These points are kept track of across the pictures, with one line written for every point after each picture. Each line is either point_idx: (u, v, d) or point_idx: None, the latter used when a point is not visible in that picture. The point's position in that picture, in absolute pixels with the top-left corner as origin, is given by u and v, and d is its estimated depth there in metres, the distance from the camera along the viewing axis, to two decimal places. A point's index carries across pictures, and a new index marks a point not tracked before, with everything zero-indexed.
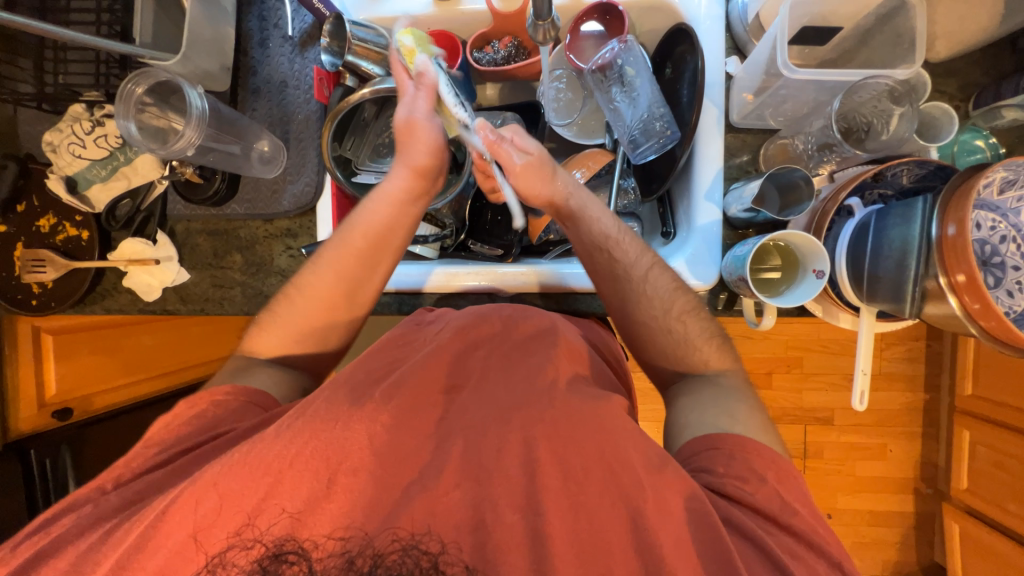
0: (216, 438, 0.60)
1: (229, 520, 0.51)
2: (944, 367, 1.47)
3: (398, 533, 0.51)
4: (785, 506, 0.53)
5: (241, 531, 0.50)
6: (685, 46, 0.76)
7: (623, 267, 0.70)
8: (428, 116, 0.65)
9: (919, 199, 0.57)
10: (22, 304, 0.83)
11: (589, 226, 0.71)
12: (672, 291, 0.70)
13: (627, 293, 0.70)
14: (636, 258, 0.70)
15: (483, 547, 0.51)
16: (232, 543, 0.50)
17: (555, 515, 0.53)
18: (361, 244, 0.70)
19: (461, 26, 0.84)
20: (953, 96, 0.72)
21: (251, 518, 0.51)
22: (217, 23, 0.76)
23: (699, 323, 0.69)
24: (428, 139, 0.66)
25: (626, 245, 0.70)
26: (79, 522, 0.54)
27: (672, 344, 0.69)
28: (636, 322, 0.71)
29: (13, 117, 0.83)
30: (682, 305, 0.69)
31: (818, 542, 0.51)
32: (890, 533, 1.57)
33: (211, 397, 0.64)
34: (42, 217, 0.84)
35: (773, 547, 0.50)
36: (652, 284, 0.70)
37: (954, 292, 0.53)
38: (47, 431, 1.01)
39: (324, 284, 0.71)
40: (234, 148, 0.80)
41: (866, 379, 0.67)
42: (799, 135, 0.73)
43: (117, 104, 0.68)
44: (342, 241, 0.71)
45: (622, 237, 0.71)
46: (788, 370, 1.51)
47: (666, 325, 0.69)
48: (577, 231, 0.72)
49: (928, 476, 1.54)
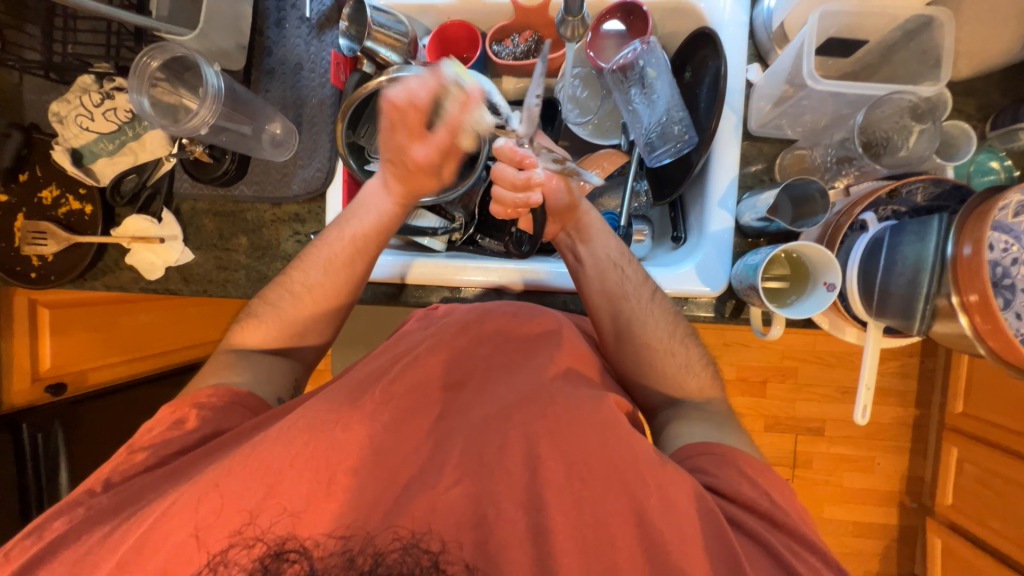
0: (219, 437, 0.60)
1: (230, 517, 0.50)
2: (936, 384, 1.48)
3: (399, 531, 0.51)
4: (785, 517, 0.54)
5: (242, 529, 0.50)
6: (708, 50, 0.76)
7: (626, 289, 0.72)
8: (424, 149, 0.67)
9: (933, 218, 0.57)
10: (21, 277, 0.82)
11: (603, 243, 0.74)
12: (675, 315, 0.72)
13: (634, 313, 0.71)
14: (639, 281, 0.73)
15: (484, 543, 0.52)
16: (234, 538, 0.50)
17: (556, 521, 0.53)
18: (349, 243, 0.73)
19: (481, 17, 0.83)
20: (971, 115, 0.72)
21: (251, 516, 0.50)
22: (235, 1, 0.75)
23: (696, 349, 0.71)
24: (416, 158, 0.68)
25: (628, 268, 0.73)
26: (86, 512, 0.54)
27: (669, 368, 0.70)
28: (638, 344, 0.70)
29: (18, 84, 0.81)
30: (683, 329, 0.72)
31: (817, 547, 0.52)
32: (874, 546, 1.59)
33: (193, 400, 0.63)
34: (45, 188, 0.83)
35: (779, 549, 0.51)
36: (658, 306, 0.71)
37: (965, 311, 0.53)
38: (41, 406, 1.00)
39: (315, 279, 0.73)
40: (246, 129, 0.78)
41: (869, 394, 0.67)
42: (817, 147, 0.73)
43: (130, 78, 0.66)
44: (338, 230, 0.74)
45: (632, 259, 0.74)
46: (783, 380, 1.52)
47: (671, 347, 0.70)
48: (589, 248, 0.74)
49: (913, 491, 1.56)
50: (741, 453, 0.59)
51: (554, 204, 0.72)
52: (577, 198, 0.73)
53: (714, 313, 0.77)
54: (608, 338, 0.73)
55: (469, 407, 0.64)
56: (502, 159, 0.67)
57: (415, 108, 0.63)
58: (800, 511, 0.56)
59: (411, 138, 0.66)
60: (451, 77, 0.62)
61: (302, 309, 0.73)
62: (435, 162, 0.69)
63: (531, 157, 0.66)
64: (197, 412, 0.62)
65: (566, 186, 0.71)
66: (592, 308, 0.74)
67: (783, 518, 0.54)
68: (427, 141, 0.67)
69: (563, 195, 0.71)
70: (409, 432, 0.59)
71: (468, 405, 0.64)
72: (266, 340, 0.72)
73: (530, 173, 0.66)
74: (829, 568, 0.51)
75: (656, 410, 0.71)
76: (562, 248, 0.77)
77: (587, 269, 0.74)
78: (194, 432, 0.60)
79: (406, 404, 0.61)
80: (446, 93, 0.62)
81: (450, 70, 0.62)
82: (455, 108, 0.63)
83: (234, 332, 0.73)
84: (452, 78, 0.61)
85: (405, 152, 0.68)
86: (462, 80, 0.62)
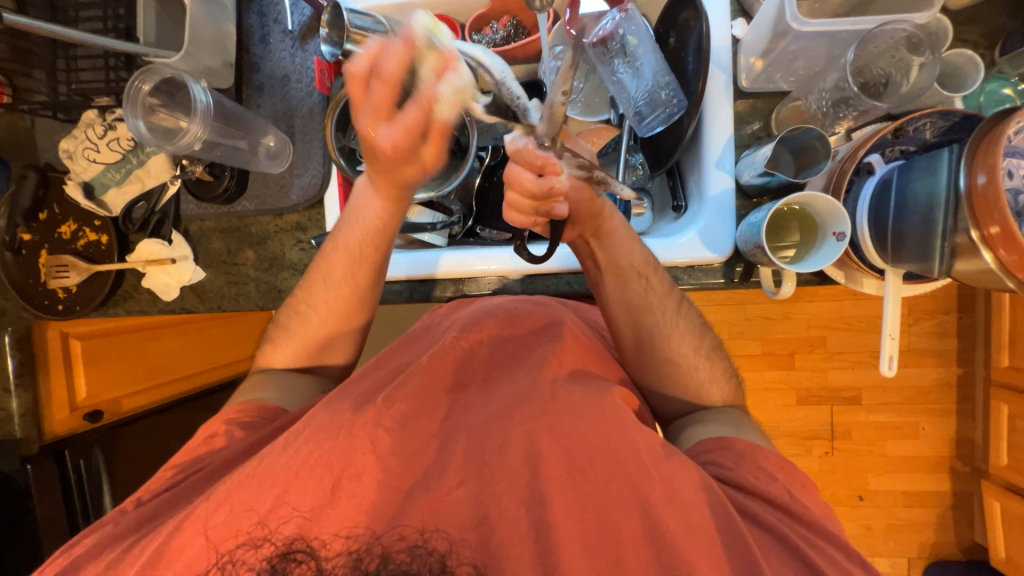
0: (223, 452, 0.63)
1: (245, 527, 0.53)
2: (979, 340, 1.41)
3: (399, 532, 0.54)
4: (774, 490, 0.56)
5: (252, 539, 0.53)
6: (689, 12, 0.75)
7: (656, 307, 0.70)
8: (389, 132, 0.51)
9: (944, 150, 0.54)
10: (49, 310, 0.86)
11: (626, 249, 0.69)
12: (701, 327, 0.71)
13: (659, 325, 0.70)
14: (669, 296, 0.70)
15: (488, 544, 0.54)
16: (243, 537, 0.53)
17: (555, 510, 0.55)
18: (348, 271, 0.72)
19: (460, 8, 0.84)
20: (977, 43, 0.69)
21: (261, 527, 0.53)
22: (218, 21, 0.77)
23: (722, 363, 0.71)
24: (387, 146, 0.52)
25: (658, 283, 0.70)
26: (120, 535, 0.57)
27: (693, 383, 0.69)
28: (660, 356, 0.70)
29: (31, 128, 0.86)
30: (709, 343, 0.71)
31: (816, 523, 0.54)
32: (927, 515, 1.51)
33: (224, 417, 0.67)
34: (63, 224, 0.87)
35: (793, 539, 0.52)
36: (684, 318, 0.71)
37: (987, 246, 0.49)
38: (80, 435, 1.01)
39: (323, 304, 0.74)
40: (240, 142, 0.80)
41: (894, 344, 0.64)
42: (812, 94, 0.70)
43: (124, 103, 0.69)
44: (346, 256, 0.72)
45: (658, 266, 0.70)
46: (812, 350, 1.46)
47: (696, 362, 0.69)
48: (609, 255, 0.70)
49: (965, 454, 1.48)
50: (757, 449, 0.60)
51: (576, 211, 0.65)
52: (601, 205, 0.67)
53: (723, 279, 0.74)
54: (627, 347, 0.73)
55: (471, 402, 0.65)
56: (516, 161, 0.58)
57: (379, 81, 0.47)
58: (820, 504, 0.57)
59: (375, 121, 0.50)
60: (424, 36, 0.47)
61: (307, 326, 0.75)
62: (408, 146, 0.53)
63: (554, 162, 0.57)
64: (219, 430, 0.65)
65: (590, 193, 0.64)
66: (614, 317, 0.72)
67: (798, 509, 0.55)
68: (394, 122, 0.50)
69: (584, 203, 0.64)
70: (419, 431, 0.60)
71: (469, 401, 0.65)
72: (280, 355, 0.76)
73: (551, 181, 0.59)
74: (851, 561, 0.52)
75: (672, 395, 0.71)
76: (581, 253, 0.72)
77: (609, 281, 0.71)
78: (215, 452, 0.63)
79: (411, 405, 0.62)
80: (417, 58, 0.47)
81: (421, 29, 0.47)
82: (429, 82, 0.47)
83: (260, 361, 0.77)
84: (422, 38, 0.47)
85: (369, 138, 0.52)
86: (436, 42, 0.47)
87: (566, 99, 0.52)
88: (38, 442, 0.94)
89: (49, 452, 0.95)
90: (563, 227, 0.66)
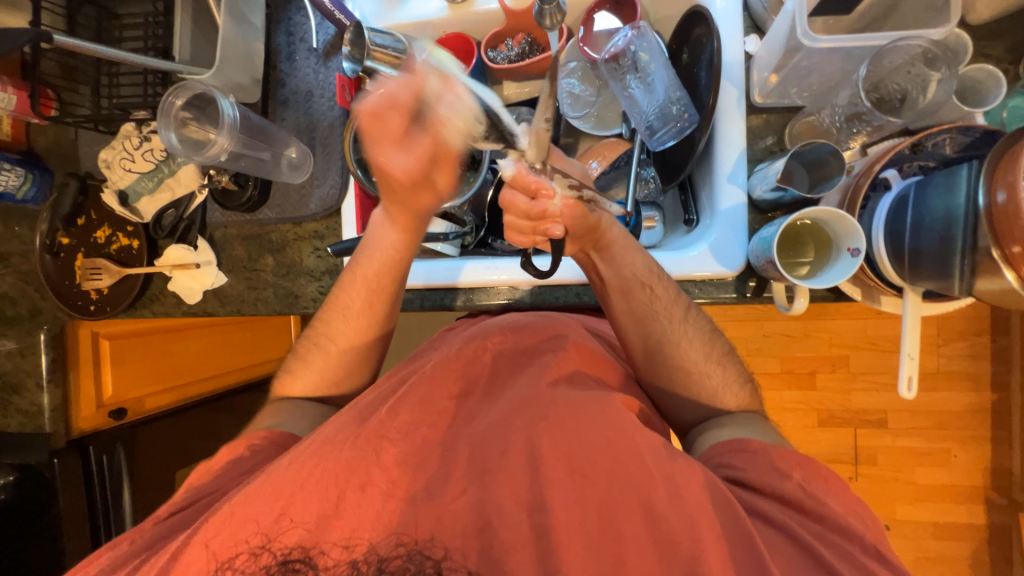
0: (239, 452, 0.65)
1: (252, 528, 0.55)
2: (1014, 364, 1.33)
3: (399, 538, 0.54)
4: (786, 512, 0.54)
5: (257, 539, 0.54)
6: (702, 28, 0.75)
7: (662, 319, 0.69)
8: (403, 160, 0.51)
9: (963, 167, 0.53)
10: (82, 310, 0.91)
11: (627, 261, 0.70)
12: (711, 333, 0.70)
13: (666, 333, 0.69)
14: (675, 305, 0.70)
15: (488, 549, 0.54)
16: (252, 531, 0.54)
17: (556, 521, 0.54)
18: (360, 280, 0.74)
19: (476, 26, 0.87)
20: (1000, 58, 0.67)
21: (268, 527, 0.55)
22: (247, 39, 0.81)
23: (734, 368, 0.69)
24: (399, 172, 0.52)
25: (662, 295, 0.70)
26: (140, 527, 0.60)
27: (705, 389, 0.68)
28: (670, 364, 0.69)
29: (74, 139, 0.92)
30: (720, 347, 0.70)
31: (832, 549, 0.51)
32: (960, 549, 1.43)
33: (246, 441, 0.67)
34: (99, 228, 0.92)
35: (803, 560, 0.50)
36: (692, 325, 0.70)
37: (1009, 265, 0.47)
38: (104, 431, 1.05)
39: (337, 309, 0.76)
40: (264, 154, 0.84)
41: (914, 364, 0.62)
42: (825, 109, 0.70)
43: (158, 117, 0.72)
44: (352, 271, 0.75)
45: (662, 274, 0.70)
46: (834, 369, 1.42)
47: (707, 368, 0.69)
48: (612, 267, 0.70)
49: (1001, 485, 1.39)
50: (772, 448, 0.58)
51: (572, 227, 0.65)
52: (596, 220, 0.67)
53: (736, 293, 0.73)
54: (636, 356, 0.72)
55: (475, 410, 0.65)
56: (514, 186, 0.61)
57: (393, 109, 0.47)
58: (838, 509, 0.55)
59: (386, 148, 0.51)
60: (428, 66, 0.47)
61: (321, 331, 0.77)
62: (419, 173, 0.53)
63: (548, 185, 0.59)
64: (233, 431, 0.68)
65: (584, 213, 0.64)
66: (621, 328, 0.72)
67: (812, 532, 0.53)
68: (406, 148, 0.51)
69: (582, 220, 0.64)
70: (423, 435, 0.61)
71: (474, 410, 0.65)
72: (295, 359, 0.78)
73: (545, 204, 0.61)
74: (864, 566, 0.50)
75: (683, 409, 0.70)
76: (586, 269, 0.73)
77: (613, 292, 0.71)
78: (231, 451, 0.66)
79: (418, 412, 0.63)
80: (424, 84, 0.47)
81: (426, 55, 0.47)
82: (437, 108, 0.48)
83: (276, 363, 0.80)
84: (428, 65, 0.47)
85: (383, 168, 0.53)
86: (440, 69, 0.47)
87: (551, 125, 0.53)
88: (66, 436, 0.98)
89: (74, 447, 0.99)
90: (563, 244, 0.67)
